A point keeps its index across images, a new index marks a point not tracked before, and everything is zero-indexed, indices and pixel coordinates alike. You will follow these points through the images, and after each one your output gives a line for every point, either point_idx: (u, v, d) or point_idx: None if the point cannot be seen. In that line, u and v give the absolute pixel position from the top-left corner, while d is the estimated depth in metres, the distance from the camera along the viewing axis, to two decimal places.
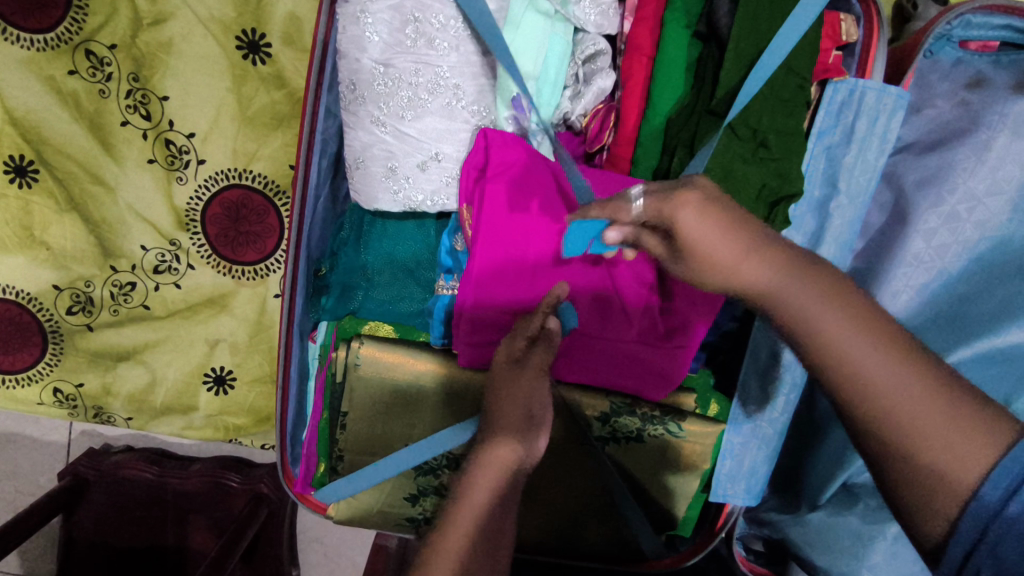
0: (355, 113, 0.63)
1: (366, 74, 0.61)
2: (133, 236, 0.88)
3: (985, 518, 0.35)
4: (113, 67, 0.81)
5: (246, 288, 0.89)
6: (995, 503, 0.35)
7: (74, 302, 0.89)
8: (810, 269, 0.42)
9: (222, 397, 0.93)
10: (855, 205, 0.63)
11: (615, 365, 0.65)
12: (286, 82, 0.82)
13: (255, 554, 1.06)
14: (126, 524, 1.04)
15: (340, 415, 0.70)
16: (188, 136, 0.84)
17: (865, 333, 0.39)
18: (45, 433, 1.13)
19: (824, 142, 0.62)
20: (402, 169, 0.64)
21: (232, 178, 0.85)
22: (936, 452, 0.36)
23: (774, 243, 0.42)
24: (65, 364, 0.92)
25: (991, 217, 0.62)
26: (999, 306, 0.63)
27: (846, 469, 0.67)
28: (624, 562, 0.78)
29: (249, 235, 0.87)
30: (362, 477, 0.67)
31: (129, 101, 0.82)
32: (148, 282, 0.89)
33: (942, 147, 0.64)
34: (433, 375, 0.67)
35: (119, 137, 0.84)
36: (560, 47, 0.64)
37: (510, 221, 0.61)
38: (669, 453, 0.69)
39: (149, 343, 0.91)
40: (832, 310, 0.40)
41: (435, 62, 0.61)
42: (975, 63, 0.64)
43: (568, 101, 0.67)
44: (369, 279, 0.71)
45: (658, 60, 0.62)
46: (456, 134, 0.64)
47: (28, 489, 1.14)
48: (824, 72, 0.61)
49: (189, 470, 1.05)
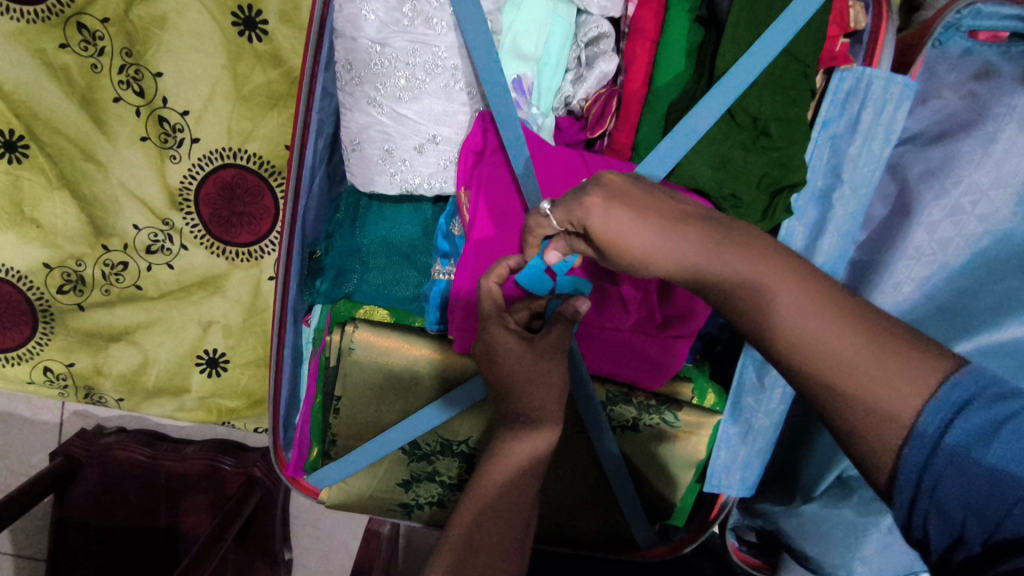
0: (351, 93, 0.62)
1: (362, 53, 0.60)
2: (126, 215, 0.86)
3: (927, 450, 0.35)
4: (106, 41, 0.79)
5: (240, 270, 0.88)
6: (934, 434, 0.34)
7: (65, 281, 0.88)
8: (784, 263, 0.40)
9: (215, 378, 0.93)
10: (858, 196, 0.62)
11: (612, 355, 0.65)
12: (282, 60, 0.80)
13: (248, 536, 1.06)
14: (120, 504, 1.04)
15: (333, 399, 0.69)
16: (182, 114, 0.82)
17: (814, 304, 0.38)
18: (37, 412, 1.12)
19: (830, 131, 0.61)
20: (399, 151, 0.63)
21: (226, 157, 0.84)
22: (875, 388, 0.36)
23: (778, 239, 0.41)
24: (56, 343, 0.91)
25: (995, 211, 0.61)
26: (997, 301, 0.62)
27: (841, 459, 0.68)
28: (615, 550, 0.78)
29: (244, 216, 0.86)
30: (369, 449, 0.69)
31: (122, 76, 0.81)
32: (140, 262, 0.88)
33: (947, 140, 0.63)
34: (428, 361, 0.67)
35: (112, 113, 0.82)
36: (563, 29, 0.64)
37: (507, 208, 0.61)
38: (664, 442, 0.69)
39: (141, 323, 0.90)
40: (808, 294, 0.38)
41: (432, 42, 0.59)
42: (985, 54, 0.62)
43: (570, 84, 0.66)
44: (364, 262, 0.70)
45: (662, 44, 0.60)
46: (454, 116, 0.63)
47: (21, 468, 1.13)
48: (831, 60, 0.59)
49: (183, 452, 1.05)
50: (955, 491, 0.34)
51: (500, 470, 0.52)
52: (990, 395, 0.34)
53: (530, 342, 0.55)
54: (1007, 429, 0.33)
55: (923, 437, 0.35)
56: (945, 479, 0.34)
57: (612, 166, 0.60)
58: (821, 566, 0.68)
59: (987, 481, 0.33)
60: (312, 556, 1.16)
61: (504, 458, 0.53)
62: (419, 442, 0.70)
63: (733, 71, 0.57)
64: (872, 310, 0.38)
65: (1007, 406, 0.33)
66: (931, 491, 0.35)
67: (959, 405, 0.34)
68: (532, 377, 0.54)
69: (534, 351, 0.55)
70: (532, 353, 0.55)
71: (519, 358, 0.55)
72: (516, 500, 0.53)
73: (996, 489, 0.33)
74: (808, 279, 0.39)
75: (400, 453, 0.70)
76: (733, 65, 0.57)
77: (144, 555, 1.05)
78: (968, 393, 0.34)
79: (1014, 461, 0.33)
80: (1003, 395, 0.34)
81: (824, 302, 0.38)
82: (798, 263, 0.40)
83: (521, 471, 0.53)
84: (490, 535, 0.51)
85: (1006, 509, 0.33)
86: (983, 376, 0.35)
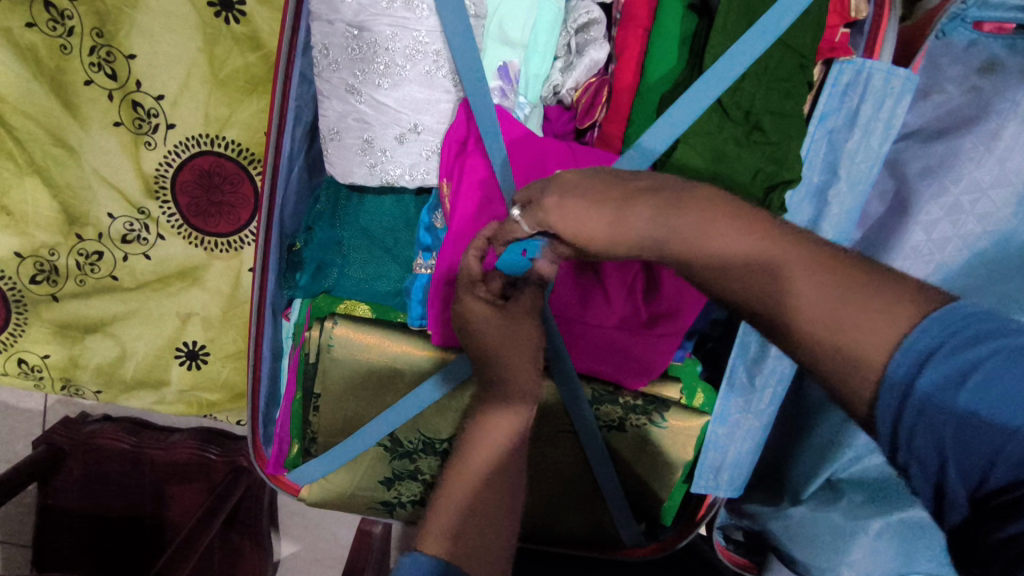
0: (328, 80, 0.60)
1: (339, 38, 0.58)
2: (100, 203, 0.84)
3: (897, 401, 0.34)
4: (75, 21, 0.76)
5: (219, 261, 0.86)
6: (900, 392, 0.34)
7: (38, 270, 0.86)
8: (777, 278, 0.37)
9: (194, 371, 0.91)
10: (854, 192, 0.60)
11: (598, 352, 0.63)
12: (260, 43, 0.77)
13: (234, 527, 1.05)
14: (103, 494, 1.03)
15: (312, 396, 0.68)
16: (157, 98, 0.79)
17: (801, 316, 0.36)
18: (21, 399, 1.11)
19: (827, 125, 0.59)
20: (379, 141, 0.61)
21: (203, 144, 0.81)
22: (851, 363, 0.36)
23: (769, 244, 0.39)
24: (31, 334, 0.88)
25: (996, 210, 0.60)
26: (996, 301, 0.61)
27: (847, 443, 0.66)
28: (599, 549, 0.76)
29: (223, 205, 0.84)
30: (346, 449, 0.68)
31: (92, 58, 0.77)
32: (115, 252, 0.86)
33: (947, 136, 0.61)
34: (409, 358, 0.65)
35: (83, 97, 0.79)
36: (551, 14, 0.61)
37: (489, 198, 0.59)
38: (649, 443, 0.68)
39: (118, 314, 0.88)
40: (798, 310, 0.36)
41: (413, 26, 0.57)
42: (990, 46, 0.60)
43: (559, 72, 0.63)
44: (345, 255, 0.67)
45: (655, 32, 0.58)
46: (437, 105, 0.60)
47: (4, 455, 1.12)
48: (830, 51, 0.57)
49: (169, 441, 1.03)
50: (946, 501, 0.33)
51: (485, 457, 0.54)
52: (962, 338, 0.33)
53: (503, 308, 0.55)
54: (979, 372, 0.32)
55: (900, 401, 0.34)
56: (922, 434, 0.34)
57: (595, 159, 0.58)
58: (809, 570, 0.67)
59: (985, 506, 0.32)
60: (300, 545, 1.16)
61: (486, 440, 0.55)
62: (401, 439, 0.69)
63: (723, 60, 0.54)
64: (875, 301, 0.35)
65: (978, 348, 0.32)
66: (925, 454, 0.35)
67: (926, 352, 0.33)
68: (507, 341, 0.54)
69: (504, 316, 0.54)
70: (503, 317, 0.54)
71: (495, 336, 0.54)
72: (501, 482, 0.55)
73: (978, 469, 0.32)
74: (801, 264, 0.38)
75: (381, 450, 0.69)
76: (721, 60, 0.54)
77: (130, 545, 1.04)
78: (937, 340, 0.33)
79: (989, 407, 0.32)
80: (977, 335, 0.32)
81: (815, 285, 0.37)
82: (788, 256, 0.39)
83: (501, 453, 0.55)
84: (484, 511, 0.53)
85: (988, 459, 0.32)
86: (959, 316, 0.33)
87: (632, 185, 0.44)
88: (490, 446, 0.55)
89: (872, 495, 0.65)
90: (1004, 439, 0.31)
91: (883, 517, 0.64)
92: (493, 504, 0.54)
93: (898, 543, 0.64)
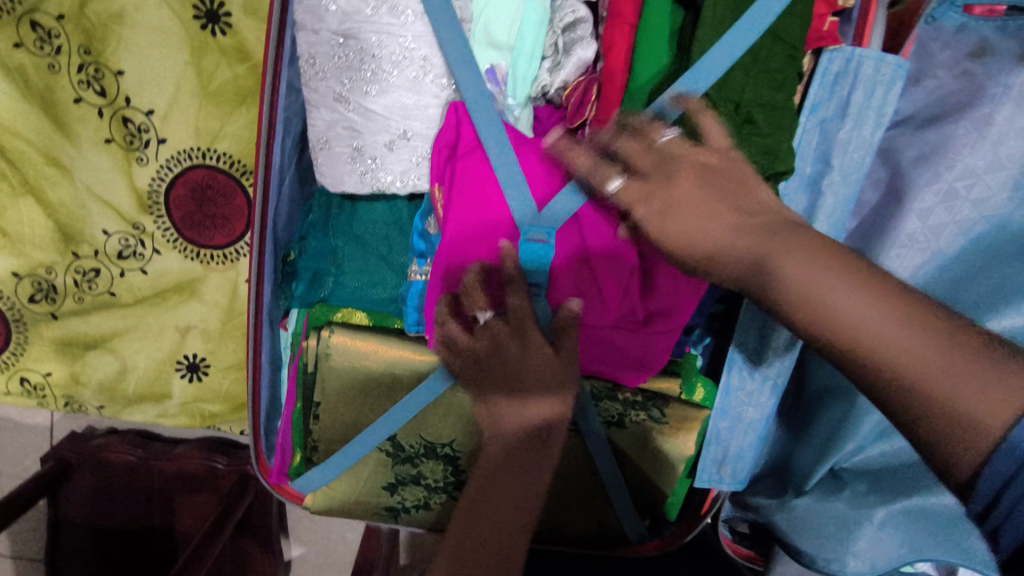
0: (316, 90, 0.60)
1: (325, 46, 0.58)
2: (94, 220, 0.84)
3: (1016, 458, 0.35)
4: (62, 40, 0.76)
5: (216, 273, 0.86)
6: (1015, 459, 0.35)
7: (36, 290, 0.87)
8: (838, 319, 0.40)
9: (196, 384, 0.91)
10: (848, 182, 0.60)
11: (596, 351, 0.62)
12: (248, 54, 0.77)
13: (245, 534, 1.05)
14: (112, 509, 1.03)
15: (312, 405, 0.68)
16: (147, 114, 0.80)
17: (877, 341, 0.39)
18: (29, 415, 1.11)
19: (818, 114, 0.59)
20: (369, 148, 0.61)
21: (195, 158, 0.82)
22: (955, 439, 0.36)
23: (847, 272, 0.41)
24: (32, 353, 0.89)
25: (991, 195, 0.59)
26: (994, 288, 0.60)
27: (854, 424, 0.65)
28: (605, 547, 0.77)
29: (217, 217, 0.84)
30: (348, 453, 0.68)
31: (81, 76, 0.78)
32: (112, 268, 0.86)
33: (940, 122, 0.60)
34: (406, 363, 0.65)
35: (73, 115, 0.79)
36: (537, 14, 0.60)
37: (481, 201, 0.57)
38: (650, 440, 0.68)
39: (117, 330, 0.88)
40: (884, 336, 0.39)
41: (398, 32, 0.57)
42: (979, 29, 0.60)
43: (547, 72, 0.63)
44: (339, 265, 0.67)
45: (642, 28, 0.58)
46: (425, 110, 0.60)
47: (13, 472, 1.12)
48: (818, 40, 0.57)
49: (175, 452, 1.02)
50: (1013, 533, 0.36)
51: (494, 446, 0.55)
52: None
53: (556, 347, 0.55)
54: None
55: (979, 447, 0.36)
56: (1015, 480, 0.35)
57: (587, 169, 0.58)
58: (815, 562, 0.66)
59: None
60: (312, 550, 1.16)
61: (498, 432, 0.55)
62: (403, 445, 0.69)
63: (711, 51, 0.55)
64: (966, 374, 0.36)
65: None
66: (970, 476, 0.36)
67: None
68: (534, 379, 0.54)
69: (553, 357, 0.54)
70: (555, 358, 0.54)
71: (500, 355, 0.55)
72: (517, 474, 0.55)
73: None
74: (846, 301, 0.40)
75: (383, 456, 0.69)
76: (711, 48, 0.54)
77: (141, 554, 1.06)
78: None
79: None
80: None
81: (890, 338, 0.38)
82: (848, 299, 0.40)
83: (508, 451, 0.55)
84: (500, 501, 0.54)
85: None
86: None
87: (723, 223, 0.47)
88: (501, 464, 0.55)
89: (876, 484, 0.65)
90: None
91: (888, 505, 0.63)
92: (504, 496, 0.54)
93: (901, 533, 0.64)
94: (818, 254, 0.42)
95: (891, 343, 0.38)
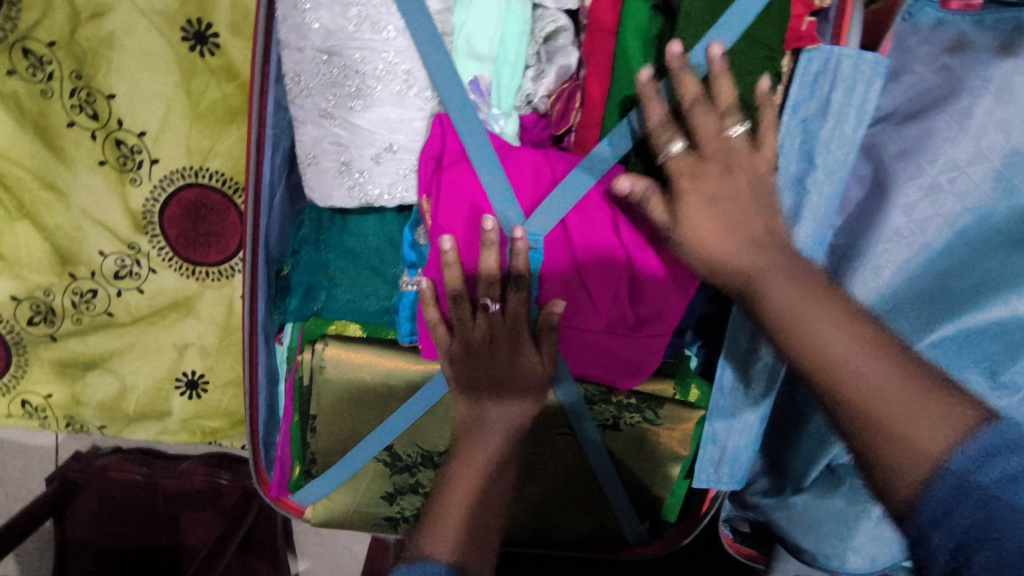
0: (302, 106, 0.61)
1: (309, 63, 0.59)
2: (90, 242, 0.85)
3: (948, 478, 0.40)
4: (55, 66, 0.78)
5: (211, 290, 0.87)
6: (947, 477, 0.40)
7: (35, 312, 0.88)
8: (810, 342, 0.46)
9: (195, 401, 0.92)
10: (832, 180, 0.60)
11: (586, 354, 0.62)
12: (236, 73, 0.79)
13: (250, 549, 1.05)
14: (118, 529, 1.04)
15: (309, 418, 0.69)
16: (139, 135, 0.81)
17: (846, 360, 0.45)
18: (34, 437, 1.11)
19: (800, 114, 0.59)
20: (356, 162, 0.61)
21: (187, 177, 0.83)
22: (902, 463, 0.42)
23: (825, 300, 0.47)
24: (32, 375, 0.90)
25: (974, 187, 0.59)
26: (982, 279, 0.60)
27: None
28: (606, 550, 0.77)
29: (211, 235, 0.85)
30: (347, 463, 0.69)
31: (73, 101, 0.79)
32: (109, 288, 0.87)
33: (921, 116, 0.61)
34: (399, 372, 0.65)
35: (67, 140, 0.81)
36: (517, 26, 0.61)
37: (470, 210, 0.58)
38: (643, 441, 0.68)
39: (116, 350, 0.89)
40: (847, 359, 0.45)
41: (380, 48, 0.58)
42: (956, 23, 0.61)
43: (530, 81, 0.63)
44: (331, 278, 0.68)
45: (623, 35, 0.59)
46: (410, 123, 0.61)
47: (19, 494, 1.13)
48: (796, 40, 0.57)
49: (178, 469, 1.02)
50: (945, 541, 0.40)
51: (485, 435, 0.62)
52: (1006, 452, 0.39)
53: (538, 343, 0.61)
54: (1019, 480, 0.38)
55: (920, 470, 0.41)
56: (955, 510, 0.39)
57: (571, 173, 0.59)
58: (816, 559, 0.67)
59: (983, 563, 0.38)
60: (318, 564, 1.16)
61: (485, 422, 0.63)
62: (399, 454, 0.69)
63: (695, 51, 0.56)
64: (914, 403, 0.43)
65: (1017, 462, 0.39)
66: (907, 498, 0.42)
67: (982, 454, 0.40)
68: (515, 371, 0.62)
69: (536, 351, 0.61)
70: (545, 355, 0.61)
71: (486, 351, 0.62)
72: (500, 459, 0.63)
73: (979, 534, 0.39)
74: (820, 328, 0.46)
75: (381, 466, 0.70)
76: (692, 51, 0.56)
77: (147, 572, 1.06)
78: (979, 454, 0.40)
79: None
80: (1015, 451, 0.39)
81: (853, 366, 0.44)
82: (818, 323, 0.46)
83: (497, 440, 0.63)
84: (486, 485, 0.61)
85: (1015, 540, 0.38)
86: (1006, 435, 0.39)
87: (737, 237, 0.50)
88: (482, 454, 0.62)
89: None
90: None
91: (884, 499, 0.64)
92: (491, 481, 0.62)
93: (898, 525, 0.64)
94: (800, 284, 0.48)
95: (851, 367, 0.45)
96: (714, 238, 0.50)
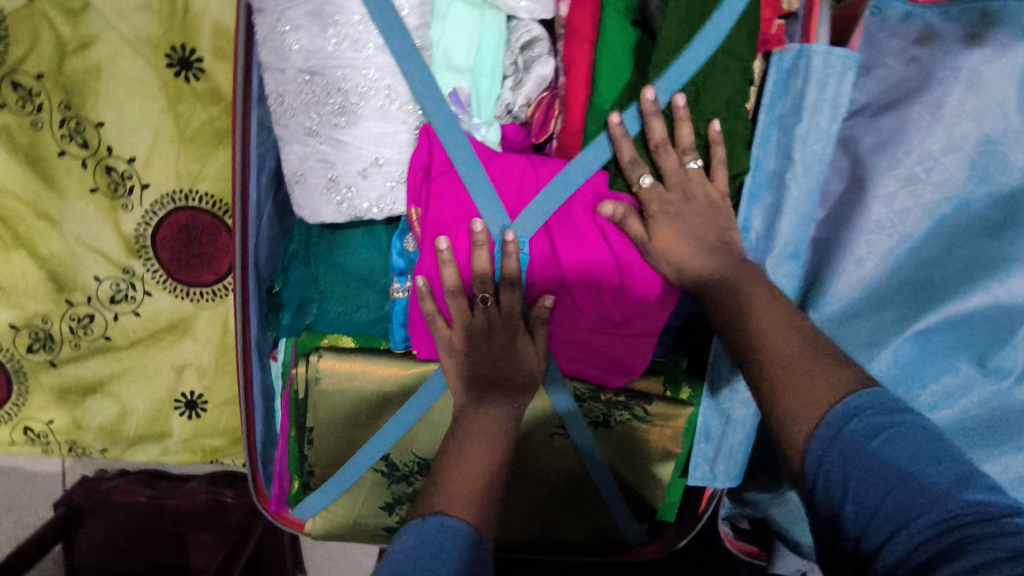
0: (287, 126, 0.62)
1: (291, 84, 0.60)
2: (85, 268, 0.86)
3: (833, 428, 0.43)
4: (43, 97, 0.79)
5: (206, 310, 0.88)
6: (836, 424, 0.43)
7: (33, 340, 0.89)
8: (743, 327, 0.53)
9: (195, 421, 0.93)
10: (811, 174, 0.60)
11: (574, 353, 0.63)
12: (221, 96, 0.80)
13: (258, 565, 1.06)
14: (128, 552, 1.04)
15: (305, 431, 0.69)
16: (128, 161, 0.82)
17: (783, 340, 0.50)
18: (40, 463, 1.12)
19: (775, 110, 0.60)
20: (343, 177, 0.62)
21: (178, 201, 0.84)
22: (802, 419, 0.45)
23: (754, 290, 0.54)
24: (33, 402, 0.91)
25: (950, 176, 0.60)
26: (963, 267, 0.61)
27: None
28: (608, 552, 0.77)
29: (203, 256, 0.86)
30: (342, 476, 0.69)
31: (63, 130, 0.81)
32: (106, 313, 0.88)
33: (894, 108, 0.62)
34: (393, 379, 0.66)
35: (58, 169, 0.82)
36: (493, 37, 0.63)
37: (455, 217, 0.59)
38: (637, 441, 0.69)
39: (115, 374, 0.90)
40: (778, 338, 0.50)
41: (361, 65, 0.59)
42: (925, 16, 0.62)
43: (509, 91, 0.64)
44: (322, 292, 0.68)
45: (600, 44, 0.60)
46: (395, 136, 0.61)
47: (28, 521, 1.14)
48: (766, 45, 0.59)
49: (184, 488, 1.03)
50: (843, 486, 0.40)
51: (474, 435, 0.58)
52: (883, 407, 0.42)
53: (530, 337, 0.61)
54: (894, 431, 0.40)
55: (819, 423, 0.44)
56: (846, 462, 0.41)
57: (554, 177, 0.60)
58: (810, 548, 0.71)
59: (882, 507, 0.38)
60: None
61: (475, 422, 0.59)
62: (396, 464, 0.70)
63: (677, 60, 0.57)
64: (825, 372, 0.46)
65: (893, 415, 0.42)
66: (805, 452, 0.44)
67: (859, 408, 0.43)
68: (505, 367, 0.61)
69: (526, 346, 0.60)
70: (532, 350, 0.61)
71: (480, 351, 0.61)
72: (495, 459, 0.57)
73: (871, 476, 0.39)
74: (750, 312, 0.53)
75: (379, 475, 0.70)
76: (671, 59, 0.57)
77: None
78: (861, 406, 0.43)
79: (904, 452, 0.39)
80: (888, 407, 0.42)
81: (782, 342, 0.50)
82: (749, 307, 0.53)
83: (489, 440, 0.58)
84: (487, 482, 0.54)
85: (896, 484, 0.38)
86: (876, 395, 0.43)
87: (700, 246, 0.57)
88: (478, 453, 0.56)
89: None
90: (914, 472, 0.38)
91: None
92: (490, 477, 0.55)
93: None
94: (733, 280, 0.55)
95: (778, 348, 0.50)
96: (685, 253, 0.57)
